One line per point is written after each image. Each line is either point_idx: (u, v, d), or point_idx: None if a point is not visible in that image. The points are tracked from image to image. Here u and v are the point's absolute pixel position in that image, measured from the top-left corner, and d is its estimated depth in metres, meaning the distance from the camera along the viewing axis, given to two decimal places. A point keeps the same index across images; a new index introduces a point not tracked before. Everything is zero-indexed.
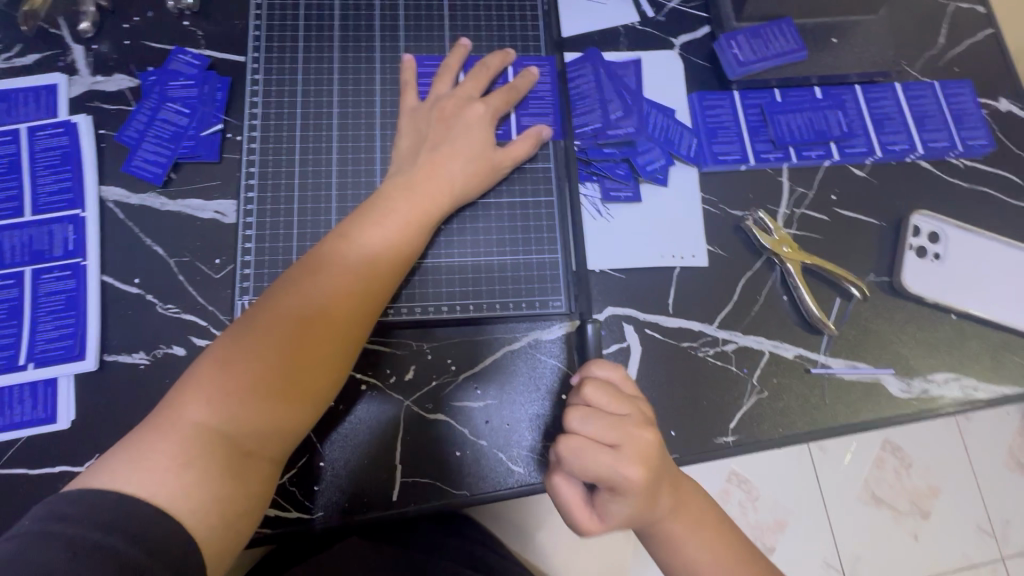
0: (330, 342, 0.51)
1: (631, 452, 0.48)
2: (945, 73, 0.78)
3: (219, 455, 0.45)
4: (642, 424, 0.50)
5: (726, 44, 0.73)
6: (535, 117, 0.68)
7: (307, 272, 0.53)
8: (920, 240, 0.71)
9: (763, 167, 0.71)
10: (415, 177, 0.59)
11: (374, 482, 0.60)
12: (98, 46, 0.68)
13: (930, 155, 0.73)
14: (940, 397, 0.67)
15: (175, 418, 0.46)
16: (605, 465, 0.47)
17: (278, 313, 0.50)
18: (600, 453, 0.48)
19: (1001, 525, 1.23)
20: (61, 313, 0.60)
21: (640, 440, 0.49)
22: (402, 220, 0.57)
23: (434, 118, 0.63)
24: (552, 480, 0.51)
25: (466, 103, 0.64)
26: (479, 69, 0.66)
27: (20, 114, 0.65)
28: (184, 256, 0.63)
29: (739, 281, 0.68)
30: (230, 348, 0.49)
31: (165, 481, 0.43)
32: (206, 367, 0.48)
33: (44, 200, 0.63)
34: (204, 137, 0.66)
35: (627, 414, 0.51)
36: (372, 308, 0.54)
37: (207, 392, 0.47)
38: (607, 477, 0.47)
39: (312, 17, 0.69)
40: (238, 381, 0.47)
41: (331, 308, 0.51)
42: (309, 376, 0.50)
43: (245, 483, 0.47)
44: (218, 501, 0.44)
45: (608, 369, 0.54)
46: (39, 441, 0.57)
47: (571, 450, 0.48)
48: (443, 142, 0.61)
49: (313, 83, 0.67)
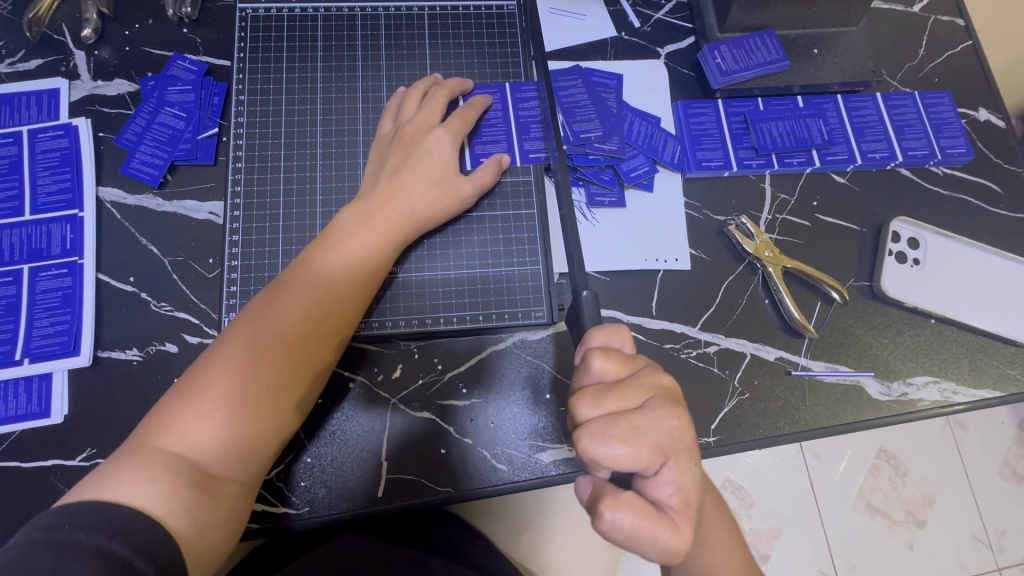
0: (296, 361, 0.53)
1: (658, 403, 0.46)
2: (925, 84, 0.80)
3: (190, 467, 0.47)
4: (654, 373, 0.48)
5: (709, 54, 0.74)
6: (490, 143, 0.69)
7: (269, 299, 0.55)
8: (899, 246, 0.72)
9: (745, 173, 0.73)
10: (376, 200, 0.61)
11: (360, 478, 0.61)
12: (99, 52, 0.70)
13: (910, 163, 0.75)
14: (920, 399, 0.68)
15: (147, 438, 0.47)
16: (642, 430, 0.44)
17: (241, 338, 0.52)
18: (632, 420, 0.44)
19: (996, 535, 1.23)
20: (56, 311, 0.62)
21: (659, 391, 0.47)
22: (363, 240, 0.59)
23: (396, 145, 0.64)
24: (605, 521, 0.41)
25: (428, 130, 0.65)
26: (436, 93, 0.67)
27: (23, 117, 0.67)
28: (178, 256, 0.65)
29: (721, 285, 0.70)
30: (196, 375, 0.51)
31: (136, 490, 0.44)
32: (175, 393, 0.50)
33: (43, 200, 0.65)
34: (200, 140, 0.68)
35: (636, 372, 0.48)
36: (337, 327, 0.56)
37: (177, 414, 0.48)
38: (648, 442, 0.44)
39: (306, 26, 0.71)
40: (205, 401, 0.49)
41: (294, 329, 0.54)
42: (276, 394, 0.52)
43: (218, 496, 0.48)
44: (190, 510, 0.45)
45: (602, 335, 0.50)
46: (33, 435, 0.58)
47: (604, 435, 0.43)
48: (404, 167, 0.63)
49: (304, 90, 0.69)
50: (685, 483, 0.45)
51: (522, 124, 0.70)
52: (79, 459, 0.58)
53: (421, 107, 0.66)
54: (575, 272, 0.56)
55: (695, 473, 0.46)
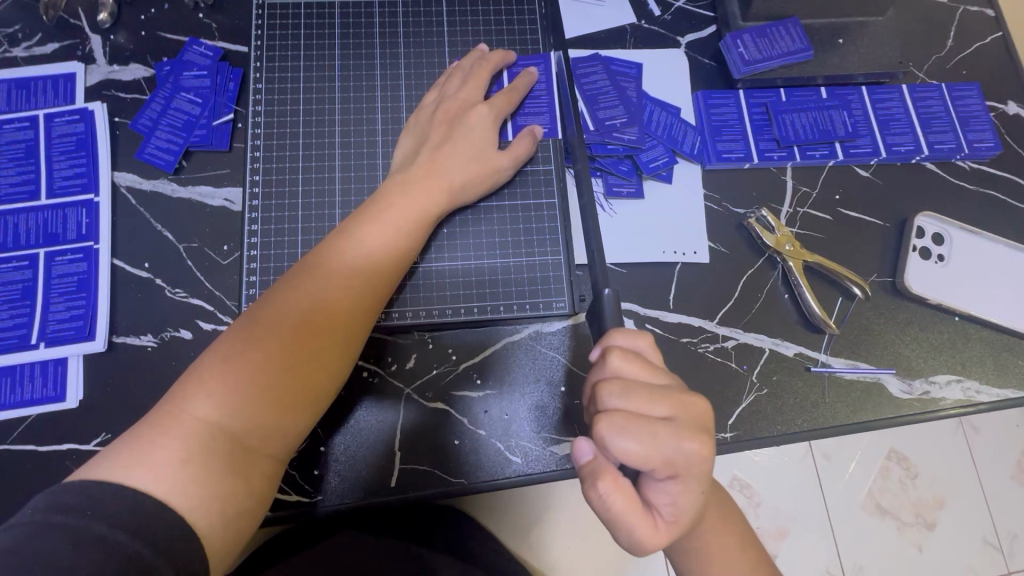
0: (331, 336, 0.53)
1: (682, 422, 0.45)
2: (953, 76, 0.78)
3: (220, 450, 0.46)
4: (684, 391, 0.47)
5: (731, 43, 0.73)
6: (532, 115, 0.68)
7: (305, 271, 0.54)
8: (923, 242, 0.71)
9: (766, 166, 0.72)
10: (413, 175, 0.60)
11: (373, 468, 0.61)
12: (115, 37, 0.70)
13: (936, 157, 0.73)
14: (942, 399, 0.66)
15: (176, 413, 0.47)
16: (659, 439, 0.43)
17: (278, 307, 0.52)
18: (651, 425, 0.44)
19: (1008, 538, 1.21)
20: (72, 295, 0.62)
21: (690, 410, 0.46)
22: (400, 216, 0.58)
23: (436, 120, 0.64)
24: (596, 495, 0.43)
25: (470, 107, 0.64)
26: (480, 66, 0.66)
27: (39, 101, 0.67)
28: (193, 242, 0.65)
29: (740, 279, 0.68)
30: (231, 343, 0.50)
31: (166, 475, 0.44)
32: (208, 360, 0.49)
33: (59, 184, 0.65)
34: (216, 126, 0.67)
35: (664, 382, 0.47)
36: (371, 304, 0.56)
37: (209, 386, 0.48)
38: (662, 455, 0.43)
39: (322, 12, 0.70)
40: (239, 375, 0.49)
41: (332, 301, 0.53)
42: (309, 369, 0.51)
43: (248, 481, 0.48)
44: (218, 498, 0.45)
45: (628, 337, 0.50)
46: (48, 419, 0.59)
47: (620, 430, 0.43)
48: (444, 144, 0.62)
49: (320, 76, 0.68)
50: (685, 504, 0.45)
51: (546, 110, 0.69)
52: (93, 443, 0.58)
53: (464, 84, 0.66)
54: (596, 269, 0.56)
55: (698, 499, 0.45)
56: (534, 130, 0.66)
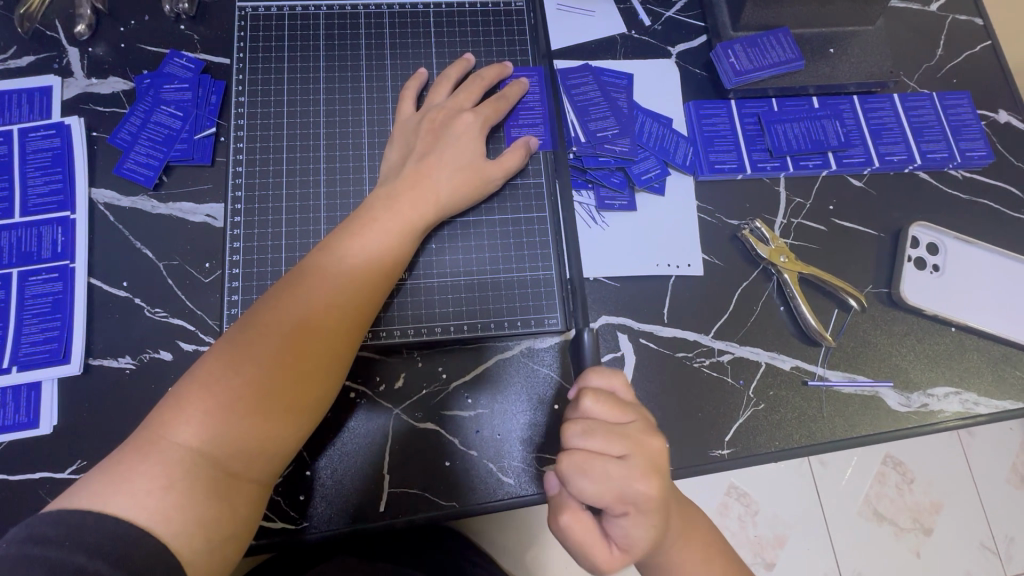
0: (316, 355, 0.52)
1: (639, 462, 0.45)
2: (943, 85, 0.77)
3: (202, 477, 0.46)
4: (646, 431, 0.47)
5: (722, 53, 0.72)
6: (525, 127, 0.67)
7: (290, 289, 0.53)
8: (918, 252, 0.70)
9: (759, 176, 0.71)
10: (399, 186, 0.59)
11: (360, 493, 0.58)
12: (93, 49, 0.68)
13: (929, 166, 0.73)
14: (941, 411, 0.65)
15: (158, 439, 0.46)
16: (612, 479, 0.43)
17: (260, 326, 0.51)
18: (605, 466, 0.44)
19: (1005, 543, 1.21)
20: (46, 316, 0.59)
21: (648, 450, 0.46)
22: (385, 230, 0.57)
23: (422, 130, 0.63)
24: (558, 523, 0.45)
25: (456, 114, 0.64)
26: (472, 82, 0.66)
27: (14, 116, 0.65)
28: (173, 260, 0.63)
29: (735, 291, 0.67)
30: (211, 365, 0.49)
31: (147, 504, 0.43)
32: (190, 383, 0.48)
33: (34, 202, 0.63)
34: (197, 140, 0.66)
35: (629, 421, 0.47)
36: (356, 320, 0.55)
37: (190, 410, 0.47)
38: (616, 493, 0.44)
39: (306, 23, 0.69)
40: (220, 396, 0.48)
41: (315, 318, 0.52)
42: (293, 389, 0.50)
43: (233, 505, 0.47)
44: (202, 526, 0.45)
45: (605, 376, 0.50)
46: (19, 446, 0.56)
47: (575, 469, 0.44)
48: (430, 154, 0.61)
49: (305, 89, 0.66)
50: (639, 539, 0.45)
51: (540, 127, 0.68)
52: (67, 472, 0.55)
53: (451, 96, 0.66)
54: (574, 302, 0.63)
55: (656, 535, 0.45)
56: (530, 141, 0.65)
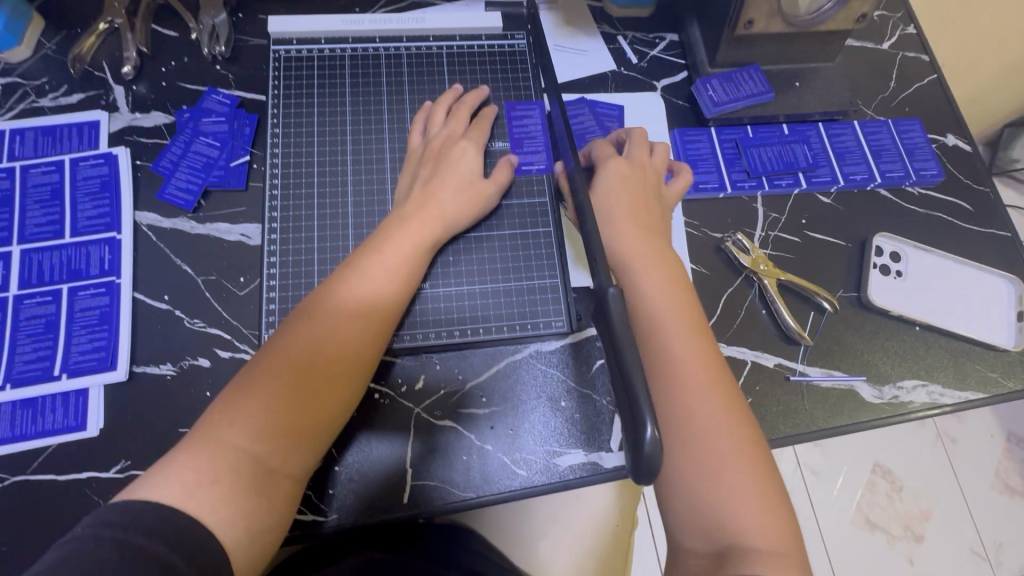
0: (345, 359, 0.57)
1: (644, 211, 0.68)
2: (898, 113, 0.87)
3: (245, 472, 0.51)
4: (654, 190, 0.70)
5: (701, 87, 0.81)
6: (529, 154, 0.76)
7: (312, 311, 0.59)
8: (882, 260, 0.78)
9: (739, 195, 0.79)
10: (411, 208, 0.66)
11: (385, 487, 0.63)
12: (137, 87, 0.76)
13: (888, 184, 0.82)
14: (910, 402, 0.72)
15: (206, 439, 0.51)
16: (630, 214, 0.67)
17: (293, 337, 0.57)
18: (627, 200, 0.68)
19: (992, 548, 1.31)
20: (94, 327, 0.65)
21: (651, 202, 0.70)
22: (401, 245, 0.63)
23: (424, 159, 0.70)
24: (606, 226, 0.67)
25: (454, 141, 0.71)
26: (459, 107, 0.74)
27: (64, 146, 0.72)
28: (210, 275, 0.68)
29: (722, 297, 0.74)
30: (253, 374, 0.55)
31: (194, 496, 0.48)
32: (234, 391, 0.54)
33: (83, 224, 0.68)
34: (233, 167, 0.72)
35: (643, 173, 0.71)
36: (379, 326, 0.60)
37: (234, 413, 0.53)
38: (632, 223, 0.67)
39: (332, 63, 0.77)
40: (261, 400, 0.53)
41: (341, 325, 0.58)
42: (327, 390, 0.56)
43: (271, 499, 0.52)
44: (244, 517, 0.49)
45: (637, 141, 0.73)
46: (68, 448, 0.60)
47: (607, 191, 0.69)
48: (434, 178, 0.68)
49: (332, 121, 0.74)
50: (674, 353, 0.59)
51: (529, 149, 0.76)
52: (113, 471, 0.60)
53: (447, 121, 0.73)
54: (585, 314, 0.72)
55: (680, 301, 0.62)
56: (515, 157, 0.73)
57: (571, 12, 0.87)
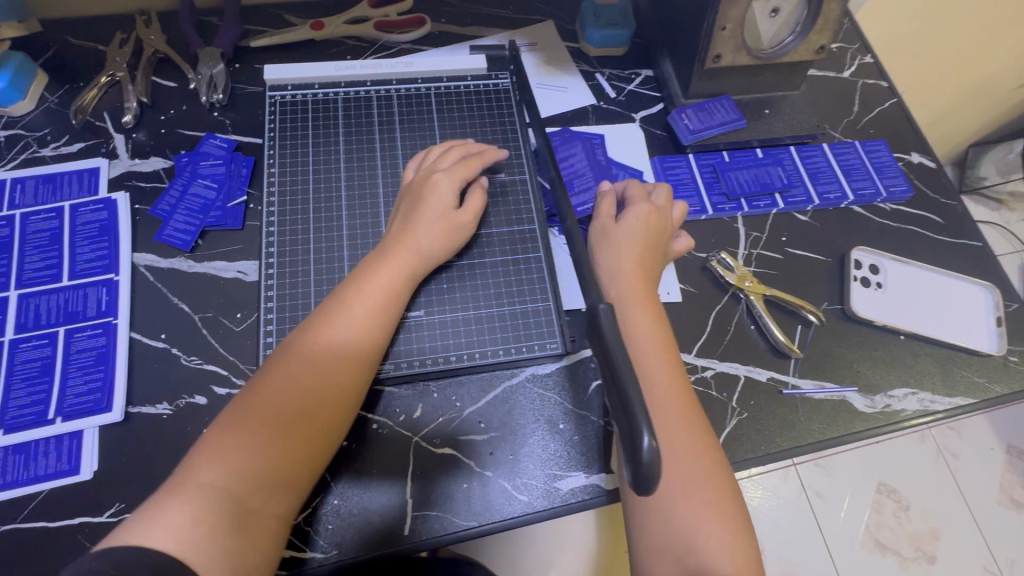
0: (327, 390, 0.58)
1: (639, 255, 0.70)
2: (863, 134, 0.92)
3: (227, 513, 0.50)
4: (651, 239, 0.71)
5: (676, 117, 0.86)
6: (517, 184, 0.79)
7: (291, 347, 0.59)
8: (862, 272, 0.81)
9: (720, 216, 0.83)
10: (393, 241, 0.68)
11: (384, 520, 0.62)
12: (136, 135, 0.78)
13: (861, 201, 0.86)
14: (902, 410, 0.73)
15: (186, 482, 0.51)
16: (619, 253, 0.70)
17: (276, 372, 0.58)
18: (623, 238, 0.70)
19: (1007, 565, 1.29)
20: (89, 369, 0.65)
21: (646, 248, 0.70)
22: (381, 275, 0.65)
23: (410, 194, 0.72)
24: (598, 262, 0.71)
25: (431, 176, 0.72)
26: (449, 149, 0.76)
27: (64, 194, 0.73)
28: (207, 312, 0.69)
29: (711, 314, 0.76)
30: (235, 411, 0.55)
31: (181, 538, 0.47)
32: (216, 430, 0.54)
33: (81, 267, 0.69)
34: (230, 208, 0.74)
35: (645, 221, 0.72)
36: (360, 356, 0.60)
37: (215, 454, 0.52)
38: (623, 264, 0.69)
39: (325, 106, 0.81)
40: (240, 439, 0.53)
41: (321, 356, 0.59)
42: (309, 423, 0.56)
43: (255, 540, 0.51)
44: (228, 558, 0.49)
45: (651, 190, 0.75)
46: (60, 493, 0.59)
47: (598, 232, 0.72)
48: (416, 212, 0.70)
49: (326, 159, 0.77)
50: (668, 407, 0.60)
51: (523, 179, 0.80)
52: (107, 514, 0.58)
53: (434, 159, 0.75)
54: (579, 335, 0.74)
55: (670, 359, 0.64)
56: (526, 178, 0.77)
57: (551, 52, 0.93)
